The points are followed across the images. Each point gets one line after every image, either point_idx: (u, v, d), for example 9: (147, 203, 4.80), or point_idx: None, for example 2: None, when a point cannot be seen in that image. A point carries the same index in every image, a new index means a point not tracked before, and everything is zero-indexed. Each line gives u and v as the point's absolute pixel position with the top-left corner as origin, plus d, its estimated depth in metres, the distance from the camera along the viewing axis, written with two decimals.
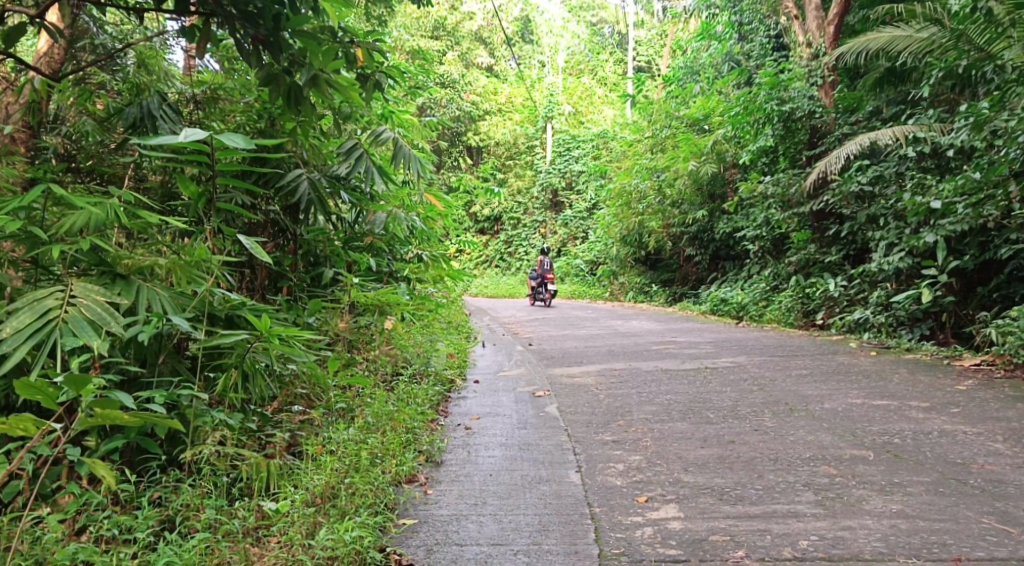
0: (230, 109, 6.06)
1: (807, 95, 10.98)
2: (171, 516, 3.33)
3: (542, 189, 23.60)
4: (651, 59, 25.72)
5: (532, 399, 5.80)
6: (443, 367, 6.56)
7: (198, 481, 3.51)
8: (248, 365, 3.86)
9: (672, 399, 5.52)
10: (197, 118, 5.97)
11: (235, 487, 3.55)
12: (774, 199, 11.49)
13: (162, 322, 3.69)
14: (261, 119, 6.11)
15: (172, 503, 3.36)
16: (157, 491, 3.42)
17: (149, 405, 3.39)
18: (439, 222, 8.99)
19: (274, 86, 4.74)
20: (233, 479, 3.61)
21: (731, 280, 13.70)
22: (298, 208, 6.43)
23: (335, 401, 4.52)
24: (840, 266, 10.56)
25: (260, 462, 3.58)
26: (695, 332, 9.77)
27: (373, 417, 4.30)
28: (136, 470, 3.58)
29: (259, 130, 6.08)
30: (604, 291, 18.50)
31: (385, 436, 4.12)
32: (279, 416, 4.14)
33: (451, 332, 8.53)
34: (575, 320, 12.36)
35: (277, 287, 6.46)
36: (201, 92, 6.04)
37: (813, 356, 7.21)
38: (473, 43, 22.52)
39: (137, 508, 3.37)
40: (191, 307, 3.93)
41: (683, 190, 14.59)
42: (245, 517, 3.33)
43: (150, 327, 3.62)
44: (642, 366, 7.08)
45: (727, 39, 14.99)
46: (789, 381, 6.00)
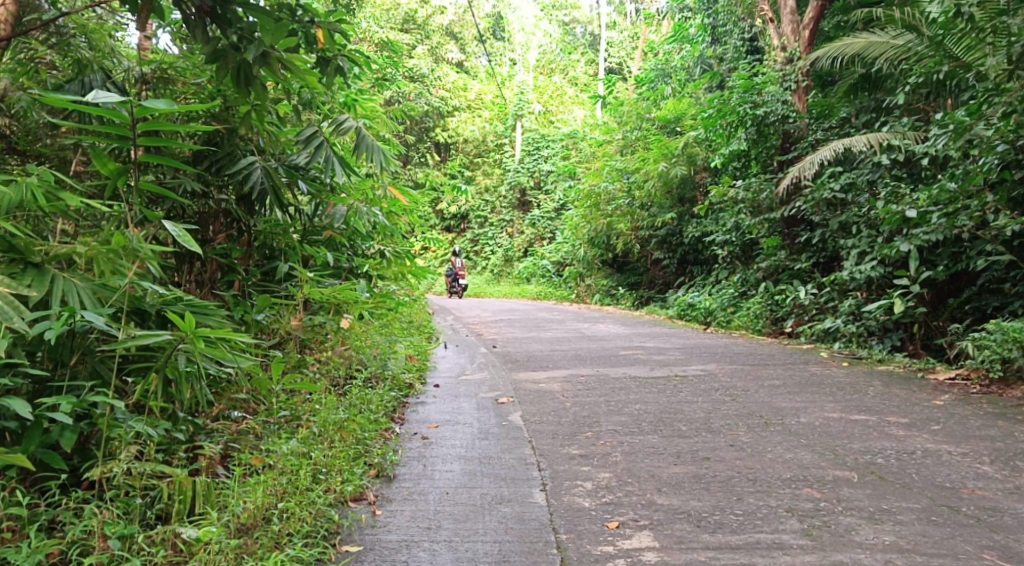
0: (183, 90, 5.66)
1: (780, 100, 10.77)
2: (71, 544, 2.97)
3: (510, 188, 23.23)
4: (623, 61, 25.50)
5: (494, 406, 5.51)
6: (401, 370, 6.15)
7: (110, 502, 3.15)
8: (170, 369, 3.50)
9: (640, 409, 5.25)
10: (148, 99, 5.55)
11: (151, 510, 3.20)
12: (744, 205, 11.45)
13: (75, 318, 3.34)
14: (217, 102, 5.80)
15: (74, 528, 3.00)
16: (59, 514, 3.06)
17: (49, 417, 3.06)
18: (402, 217, 8.65)
19: (221, 63, 4.43)
20: (153, 499, 3.26)
21: (699, 285, 13.50)
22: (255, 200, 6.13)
23: (278, 408, 4.19)
24: (810, 273, 10.38)
25: (185, 480, 3.24)
26: (662, 338, 9.55)
27: (318, 427, 3.98)
28: (34, 490, 3.20)
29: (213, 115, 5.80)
30: (570, 293, 18.21)
31: (331, 448, 3.81)
32: (213, 424, 3.82)
33: (413, 332, 8.18)
34: (542, 322, 12.07)
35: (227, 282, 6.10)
36: (151, 71, 5.59)
37: (784, 366, 6.97)
38: (443, 38, 22.24)
39: (28, 537, 2.99)
40: (114, 301, 3.54)
41: (652, 193, 14.36)
42: (157, 550, 3.00)
43: (61, 323, 3.26)
44: (609, 372, 6.81)
45: (699, 42, 14.72)
46: (762, 392, 5.75)
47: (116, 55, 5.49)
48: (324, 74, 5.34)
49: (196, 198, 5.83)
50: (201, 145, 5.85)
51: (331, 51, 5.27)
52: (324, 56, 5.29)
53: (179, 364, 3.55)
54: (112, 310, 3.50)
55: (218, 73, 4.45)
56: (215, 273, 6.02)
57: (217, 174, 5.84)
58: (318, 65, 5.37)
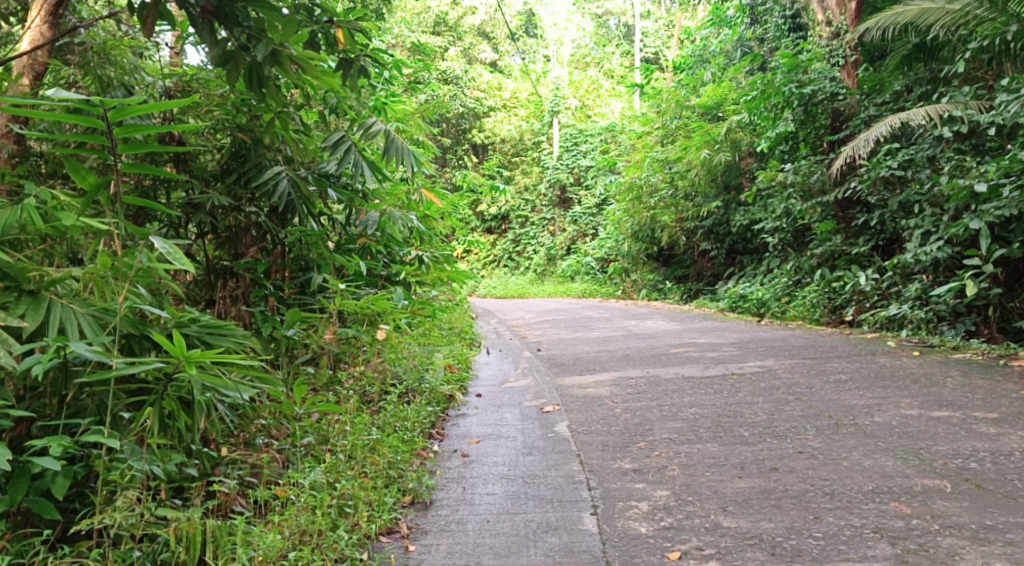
0: (207, 102, 5.52)
1: (828, 76, 10.32)
2: None
3: (550, 185, 22.76)
4: (659, 51, 24.99)
5: (540, 416, 5.19)
6: (439, 383, 5.68)
7: (105, 555, 2.95)
8: (167, 402, 3.27)
9: (697, 414, 4.86)
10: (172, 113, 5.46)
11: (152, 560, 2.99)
12: (794, 189, 10.99)
13: (65, 351, 3.13)
14: (240, 113, 5.59)
15: None
16: None
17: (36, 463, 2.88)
18: (439, 220, 8.38)
19: (231, 66, 4.19)
20: (155, 548, 3.05)
21: (750, 275, 13.00)
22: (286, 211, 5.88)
23: (302, 432, 3.91)
24: (869, 257, 9.86)
25: (190, 526, 3.03)
26: (715, 332, 9.13)
27: (346, 454, 3.72)
28: (24, 544, 3.02)
29: (237, 125, 5.56)
30: (616, 289, 17.75)
31: (362, 478, 3.55)
32: (231, 456, 3.60)
33: (453, 339, 7.87)
34: (588, 321, 11.69)
35: (257, 297, 5.85)
36: (175, 85, 5.53)
37: (849, 358, 6.52)
38: (475, 38, 22.12)
39: None
40: (112, 326, 3.35)
41: (697, 181, 13.92)
42: None
43: (47, 358, 3.06)
44: (661, 373, 6.45)
45: (738, 24, 14.26)
46: (828, 389, 5.32)
47: (135, 71, 5.33)
48: (347, 77, 5.20)
49: (226, 213, 5.59)
50: (228, 158, 5.62)
51: (352, 51, 5.20)
52: (346, 58, 5.17)
53: (176, 395, 3.32)
54: (110, 339, 3.32)
55: (228, 76, 4.19)
56: (247, 291, 5.81)
57: (244, 185, 5.59)
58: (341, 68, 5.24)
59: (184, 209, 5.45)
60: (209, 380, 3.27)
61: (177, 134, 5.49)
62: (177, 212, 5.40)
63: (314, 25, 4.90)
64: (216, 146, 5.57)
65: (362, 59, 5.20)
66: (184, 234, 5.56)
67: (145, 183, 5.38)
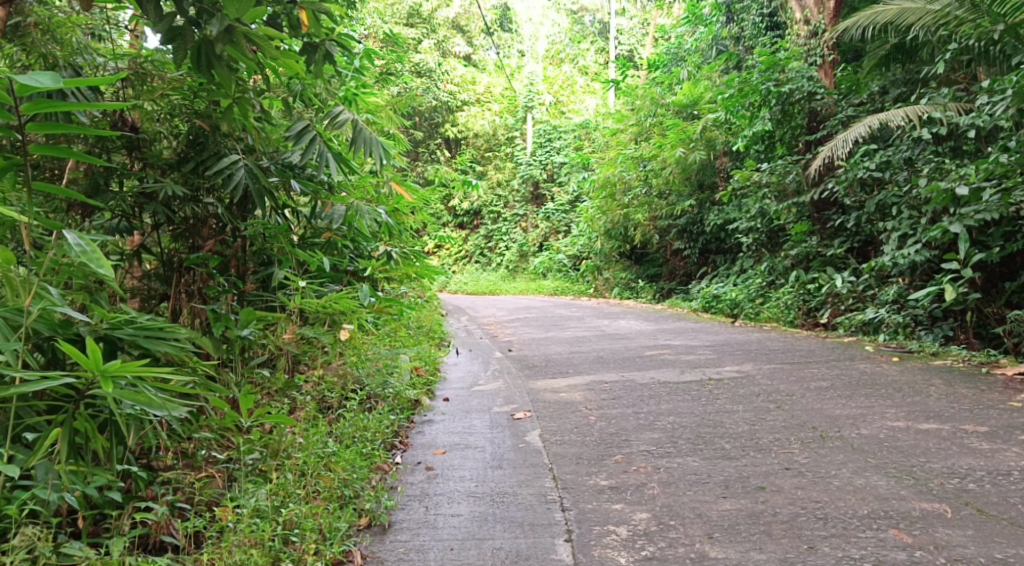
0: (162, 85, 5.17)
1: (806, 75, 10.13)
2: None
3: (523, 181, 22.38)
4: (633, 48, 24.82)
5: (509, 423, 4.94)
6: (404, 387, 5.40)
7: None
8: (77, 422, 3.05)
9: (675, 423, 4.66)
10: (124, 98, 5.16)
11: None
12: (768, 189, 10.83)
13: None
14: (196, 96, 5.25)
15: None
16: None
17: None
18: (407, 215, 8.08)
19: (179, 45, 3.90)
20: None
21: (723, 275, 12.85)
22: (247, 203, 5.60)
23: (248, 447, 3.64)
24: (845, 259, 9.73)
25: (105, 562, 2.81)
26: (689, 334, 8.95)
27: (295, 474, 3.46)
28: None
29: (194, 111, 5.27)
30: (588, 287, 17.49)
31: (314, 501, 3.32)
32: (167, 474, 3.37)
33: (421, 338, 7.60)
34: (559, 320, 11.45)
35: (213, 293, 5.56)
36: (127, 66, 5.18)
37: (829, 363, 6.32)
38: (449, 31, 21.88)
39: None
40: (24, 331, 3.07)
41: (671, 179, 13.74)
42: None
43: None
44: (636, 377, 6.23)
45: (714, 22, 14.11)
46: (810, 397, 5.12)
47: (81, 51, 5.01)
48: (311, 63, 5.09)
49: (183, 203, 5.28)
50: (184, 145, 5.32)
51: (317, 36, 5.08)
52: (311, 42, 5.06)
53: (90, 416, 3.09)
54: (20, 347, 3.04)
55: (175, 55, 3.90)
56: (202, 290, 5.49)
57: (200, 174, 5.28)
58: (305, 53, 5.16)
59: (136, 198, 5.14)
60: (130, 398, 3.00)
61: (129, 118, 5.18)
62: (128, 202, 5.09)
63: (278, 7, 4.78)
64: (171, 133, 5.27)
65: (329, 44, 5.12)
66: (138, 224, 5.26)
67: (98, 169, 5.09)
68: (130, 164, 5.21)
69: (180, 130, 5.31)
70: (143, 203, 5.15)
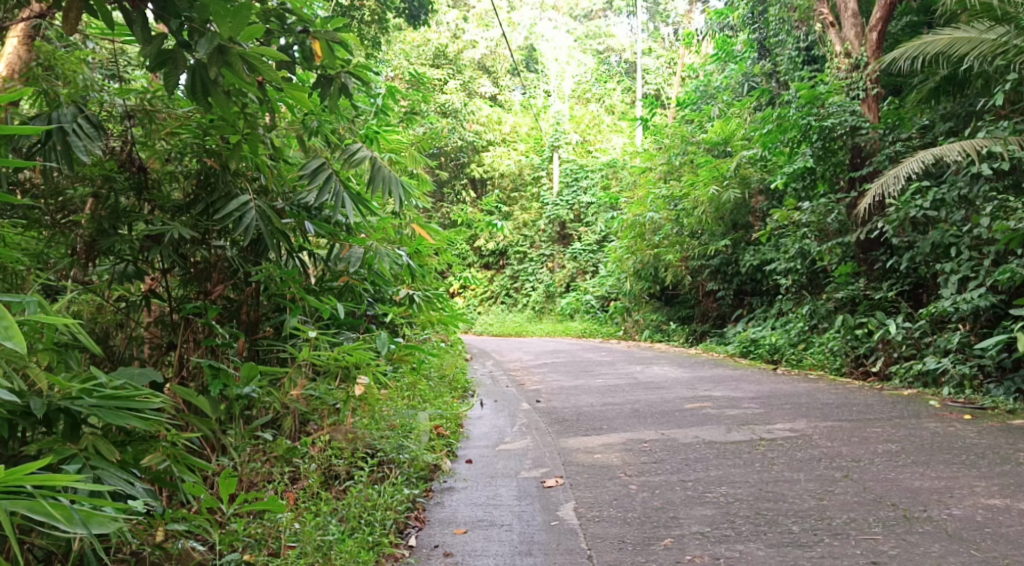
0: (170, 124, 4.79)
1: (850, 110, 9.55)
2: None
3: (549, 221, 21.84)
4: (660, 87, 24.45)
5: (538, 492, 4.41)
6: (422, 450, 4.88)
7: None
8: None
9: (730, 494, 4.11)
10: (132, 139, 4.78)
11: None
12: (809, 228, 10.31)
13: None
14: (207, 135, 4.80)
15: None
16: None
17: None
18: (430, 257, 7.61)
19: (170, 67, 3.45)
20: None
21: (760, 319, 12.24)
22: (259, 244, 5.18)
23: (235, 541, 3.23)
24: (895, 303, 9.10)
25: None
26: (729, 383, 8.38)
27: None
28: None
29: (205, 150, 4.83)
30: (618, 329, 16.85)
31: None
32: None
33: (443, 390, 7.08)
34: (589, 366, 10.88)
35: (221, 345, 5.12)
36: (133, 105, 4.79)
37: (893, 421, 5.69)
38: (476, 72, 21.97)
39: None
40: None
41: (703, 219, 13.19)
42: None
43: None
44: (678, 435, 5.67)
45: (746, 59, 13.87)
46: (881, 463, 4.52)
47: (92, 88, 4.66)
48: (325, 96, 4.80)
49: (192, 247, 4.87)
50: (194, 186, 4.91)
51: (332, 68, 4.78)
52: (326, 74, 4.78)
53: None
54: None
55: (166, 80, 3.46)
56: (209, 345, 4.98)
57: (210, 216, 4.88)
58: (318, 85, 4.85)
59: (142, 242, 4.74)
60: (30, 511, 2.45)
61: (138, 158, 4.80)
62: (135, 246, 4.71)
63: (288, 34, 4.51)
64: (180, 173, 4.87)
65: (345, 76, 4.81)
66: (147, 270, 4.86)
67: (103, 214, 4.70)
68: (137, 206, 4.82)
69: (191, 170, 4.91)
70: (150, 247, 4.74)
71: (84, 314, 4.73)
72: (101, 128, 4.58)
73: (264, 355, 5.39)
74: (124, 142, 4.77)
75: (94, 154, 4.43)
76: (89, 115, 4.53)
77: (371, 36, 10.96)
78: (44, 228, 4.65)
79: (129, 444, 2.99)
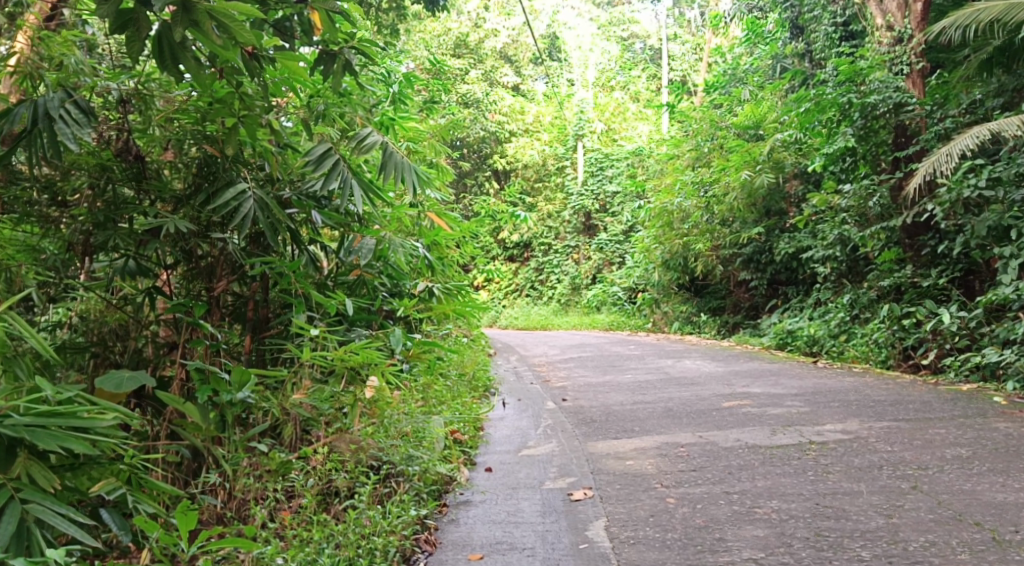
0: (169, 108, 4.30)
1: (893, 85, 8.94)
2: None
3: (574, 212, 21.26)
4: (686, 74, 23.78)
5: (566, 507, 3.94)
6: (435, 458, 4.42)
7: None
8: None
9: (783, 509, 3.63)
10: (131, 125, 4.33)
11: None
12: (848, 213, 9.75)
13: None
14: (208, 120, 4.32)
15: None
16: None
17: None
18: (450, 248, 7.13)
19: (134, 31, 3.05)
20: None
21: (797, 310, 11.66)
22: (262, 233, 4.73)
23: None
24: (945, 291, 8.52)
25: None
26: (768, 378, 7.85)
27: None
28: None
29: (205, 135, 4.34)
30: (645, 322, 16.27)
31: None
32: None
33: (463, 390, 6.62)
34: (618, 360, 10.37)
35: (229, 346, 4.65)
36: (127, 88, 4.27)
37: (959, 421, 5.15)
38: (498, 61, 21.51)
39: None
40: None
41: (734, 206, 12.61)
42: None
43: None
44: (718, 438, 5.16)
45: (777, 39, 13.24)
46: (954, 471, 4.01)
47: (83, 73, 4.13)
48: (327, 74, 4.25)
49: (190, 242, 4.39)
50: (195, 176, 4.44)
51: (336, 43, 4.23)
52: (328, 49, 4.22)
53: None
54: None
55: (130, 45, 3.06)
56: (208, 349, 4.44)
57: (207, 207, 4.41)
58: (320, 65, 4.30)
59: (142, 236, 4.30)
60: None
61: (136, 146, 4.35)
62: (134, 241, 4.28)
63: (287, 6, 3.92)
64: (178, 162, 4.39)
65: (349, 53, 4.25)
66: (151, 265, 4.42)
67: (101, 207, 4.27)
68: (138, 198, 4.38)
69: (192, 158, 4.43)
70: (149, 241, 4.30)
71: (90, 314, 4.38)
72: (92, 114, 4.04)
73: (273, 356, 4.86)
74: (120, 129, 4.29)
75: (84, 140, 3.90)
76: (78, 99, 4.00)
77: (389, 23, 10.54)
78: (43, 221, 4.29)
79: (76, 468, 2.89)
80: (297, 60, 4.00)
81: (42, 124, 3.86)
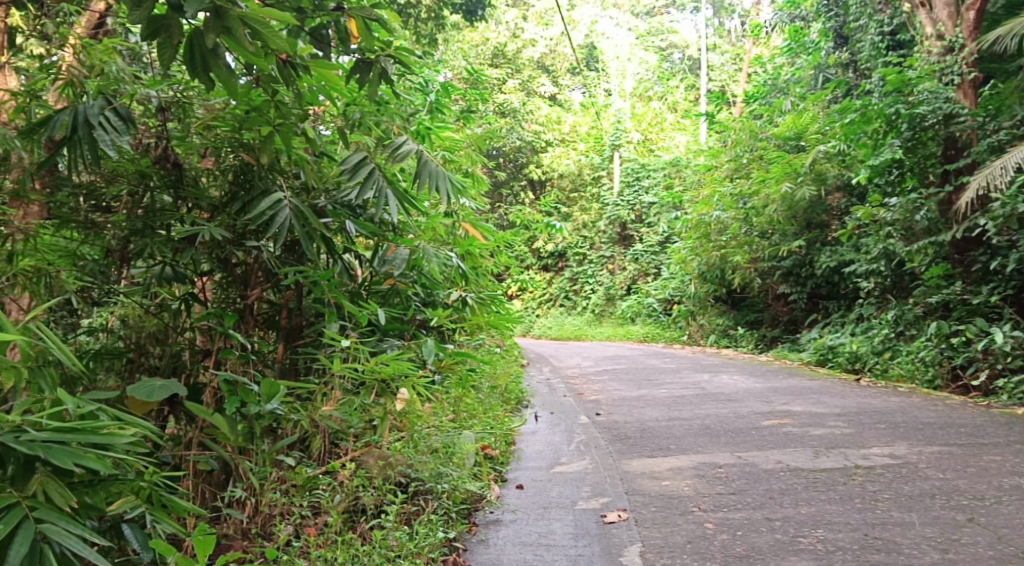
0: (206, 116, 4.25)
1: (942, 97, 8.67)
2: None
3: (609, 222, 21.05)
4: (725, 84, 23.50)
5: (602, 530, 3.79)
6: (465, 475, 4.29)
7: None
8: None
9: (829, 540, 3.45)
10: (170, 133, 4.27)
11: None
12: (894, 226, 9.46)
13: None
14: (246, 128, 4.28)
15: None
16: None
17: None
18: (485, 257, 7.00)
19: (164, 38, 2.96)
20: None
21: (838, 325, 11.36)
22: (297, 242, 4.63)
23: None
24: (994, 310, 8.23)
25: None
26: (810, 396, 7.62)
27: None
28: None
29: (240, 143, 4.29)
30: (680, 334, 16.01)
31: None
32: None
33: (495, 402, 6.48)
34: (653, 374, 10.17)
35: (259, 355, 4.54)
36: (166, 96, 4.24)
37: (1014, 447, 4.90)
38: (535, 71, 21.40)
39: None
40: None
41: (774, 218, 12.34)
42: None
43: None
44: (759, 459, 4.96)
45: (820, 48, 12.97)
46: (1012, 502, 3.80)
47: (123, 80, 4.10)
48: (363, 83, 4.14)
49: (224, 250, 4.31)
50: (231, 182, 4.35)
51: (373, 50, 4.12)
52: (364, 57, 4.10)
53: None
54: None
55: (161, 52, 2.96)
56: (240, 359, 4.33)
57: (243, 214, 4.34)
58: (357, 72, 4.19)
59: (177, 245, 4.22)
60: None
61: (174, 155, 4.29)
62: (170, 248, 4.21)
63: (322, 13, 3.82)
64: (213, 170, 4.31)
65: (385, 60, 4.14)
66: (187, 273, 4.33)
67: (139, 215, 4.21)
68: (175, 206, 4.32)
69: (229, 165, 4.34)
70: (184, 249, 4.22)
71: (128, 320, 4.28)
72: (131, 122, 3.98)
73: (305, 366, 4.76)
74: (160, 136, 4.26)
75: (122, 148, 3.84)
76: (118, 107, 3.93)
77: (426, 31, 10.47)
78: (81, 227, 4.20)
79: (96, 483, 2.80)
80: (333, 69, 3.90)
81: (81, 130, 3.80)
